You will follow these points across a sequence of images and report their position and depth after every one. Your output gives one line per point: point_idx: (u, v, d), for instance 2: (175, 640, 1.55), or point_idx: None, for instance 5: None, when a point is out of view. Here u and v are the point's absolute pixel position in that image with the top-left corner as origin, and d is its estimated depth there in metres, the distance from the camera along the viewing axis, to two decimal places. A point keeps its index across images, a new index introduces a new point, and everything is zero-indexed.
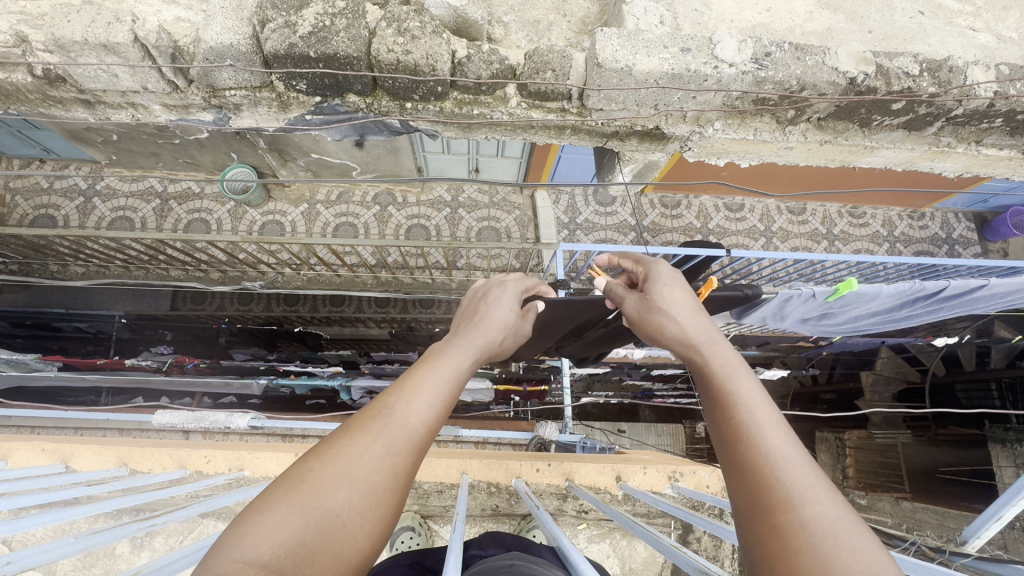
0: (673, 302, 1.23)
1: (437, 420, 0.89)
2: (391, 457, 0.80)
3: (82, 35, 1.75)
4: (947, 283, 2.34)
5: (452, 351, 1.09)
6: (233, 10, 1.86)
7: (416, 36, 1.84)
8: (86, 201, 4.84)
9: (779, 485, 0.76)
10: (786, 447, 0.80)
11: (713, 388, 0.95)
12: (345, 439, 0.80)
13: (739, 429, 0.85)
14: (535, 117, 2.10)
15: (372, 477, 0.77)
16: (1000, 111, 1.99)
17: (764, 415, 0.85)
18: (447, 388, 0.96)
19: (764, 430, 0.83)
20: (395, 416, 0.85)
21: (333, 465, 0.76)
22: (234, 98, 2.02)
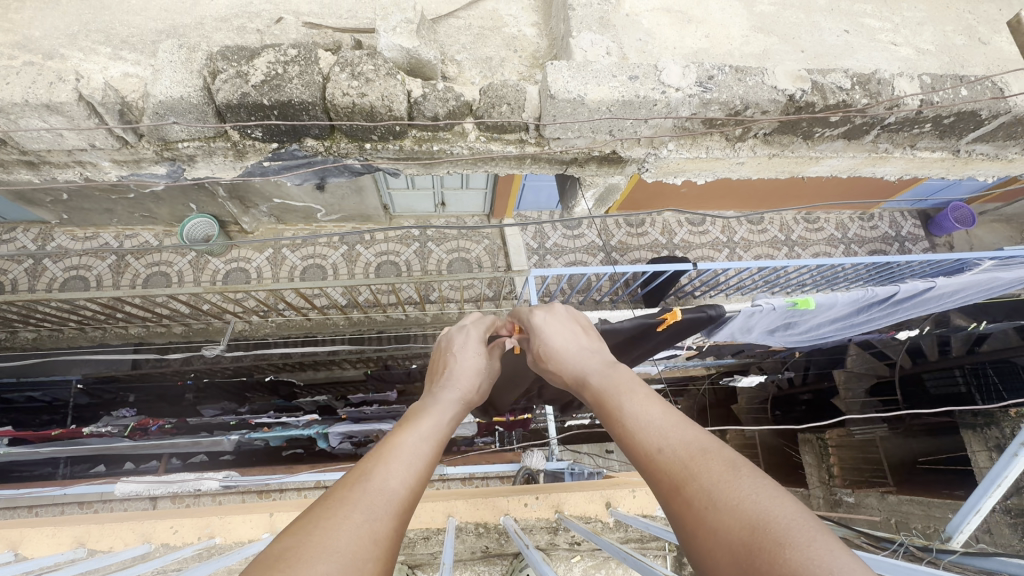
0: (565, 347, 1.36)
1: (415, 482, 0.90)
2: (370, 523, 0.78)
3: (23, 96, 1.70)
4: (899, 288, 2.42)
5: (430, 410, 1.14)
6: (182, 63, 1.82)
7: (371, 79, 1.86)
8: (35, 263, 4.65)
9: (668, 474, 0.80)
10: (662, 441, 0.86)
11: (606, 412, 1.03)
12: (323, 511, 0.77)
13: (628, 439, 0.91)
14: (495, 150, 2.14)
15: (354, 538, 0.74)
16: (928, 117, 2.11)
17: (640, 419, 0.93)
18: (424, 449, 1.00)
19: (643, 433, 0.90)
20: (373, 482, 0.85)
21: (312, 535, 0.72)
22: (188, 150, 1.99)
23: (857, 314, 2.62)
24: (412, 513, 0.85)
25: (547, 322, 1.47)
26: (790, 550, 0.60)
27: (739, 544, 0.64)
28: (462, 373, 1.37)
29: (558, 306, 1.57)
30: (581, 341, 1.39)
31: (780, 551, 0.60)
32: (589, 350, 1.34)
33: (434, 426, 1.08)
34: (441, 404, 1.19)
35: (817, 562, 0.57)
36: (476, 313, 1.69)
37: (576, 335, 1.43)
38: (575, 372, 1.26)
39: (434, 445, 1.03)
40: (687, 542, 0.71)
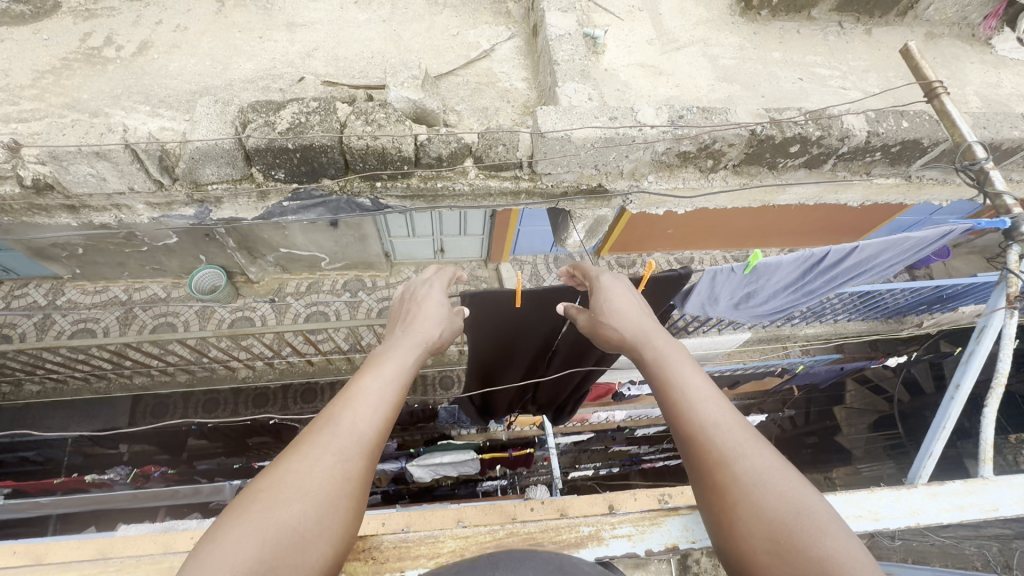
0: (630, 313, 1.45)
1: (383, 421, 0.99)
2: (341, 463, 0.89)
3: (76, 145, 1.93)
4: (834, 248, 2.48)
5: (393, 353, 1.20)
6: (217, 115, 2.08)
7: (383, 125, 2.11)
8: (45, 317, 4.77)
9: (716, 447, 0.90)
10: (718, 416, 0.95)
11: (656, 375, 1.12)
12: (292, 454, 0.89)
13: (677, 403, 1.00)
14: (493, 186, 2.37)
15: (325, 482, 0.86)
16: (877, 147, 2.37)
17: (697, 390, 1.01)
18: (392, 389, 1.08)
19: (696, 404, 0.98)
20: (342, 425, 0.94)
21: (284, 481, 0.84)
22: (216, 192, 2.22)
23: (805, 279, 2.69)
24: (381, 448, 0.95)
25: (608, 288, 1.62)
26: (828, 538, 0.76)
27: (779, 523, 0.78)
28: (427, 319, 1.47)
29: (625, 278, 1.69)
30: (630, 303, 1.52)
31: (820, 538, 0.76)
32: (638, 312, 1.45)
33: (399, 368, 1.14)
34: (404, 347, 1.25)
35: (851, 553, 0.74)
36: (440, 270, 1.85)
37: (627, 297, 1.55)
38: (635, 333, 1.33)
39: (404, 382, 1.12)
40: (722, 508, 0.86)
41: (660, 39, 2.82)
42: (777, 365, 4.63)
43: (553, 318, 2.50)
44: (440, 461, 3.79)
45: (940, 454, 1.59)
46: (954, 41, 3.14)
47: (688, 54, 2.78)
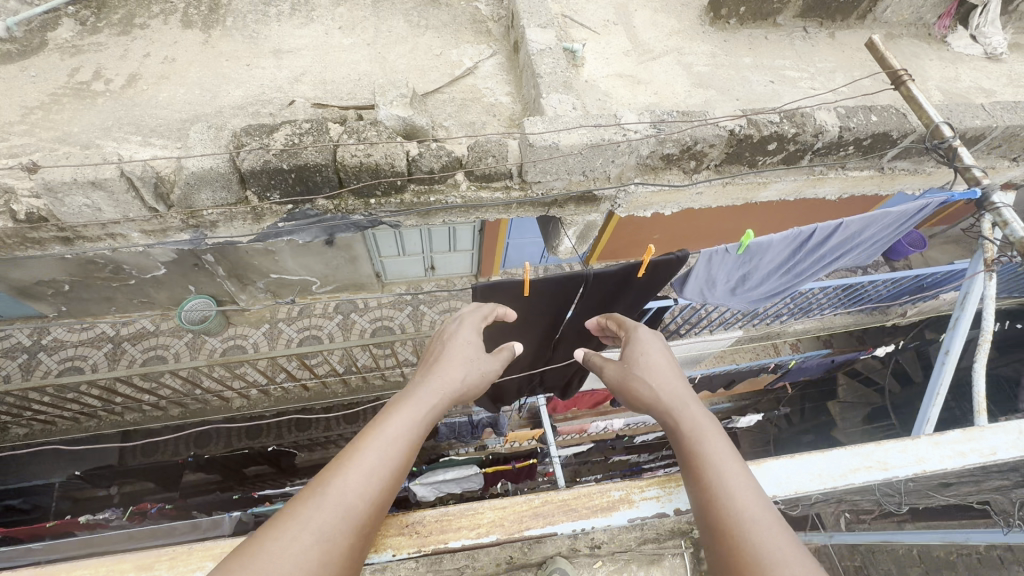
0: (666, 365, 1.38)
1: (376, 499, 0.98)
2: (319, 546, 0.89)
3: (71, 175, 1.94)
4: (822, 225, 2.57)
5: (410, 404, 1.19)
6: (211, 140, 2.16)
7: (375, 142, 2.17)
8: (31, 358, 4.66)
9: (752, 549, 0.85)
10: (757, 512, 0.91)
11: (688, 450, 1.08)
12: (275, 530, 0.88)
13: (713, 492, 0.97)
14: (484, 197, 2.43)
15: (301, 564, 0.85)
16: (850, 141, 2.48)
17: (734, 480, 0.98)
18: (395, 452, 1.06)
19: (733, 495, 0.95)
20: (333, 495, 0.95)
21: (260, 559, 0.84)
22: (211, 216, 2.25)
23: (794, 258, 2.77)
24: (365, 527, 0.95)
25: (646, 335, 1.54)
26: None
27: None
28: (451, 360, 1.45)
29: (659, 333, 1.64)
30: (667, 354, 1.43)
31: None
32: (673, 366, 1.36)
33: (409, 432, 1.11)
34: (425, 399, 1.23)
35: None
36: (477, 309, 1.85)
37: (665, 348, 1.45)
38: (675, 392, 1.24)
39: (409, 445, 1.09)
40: None
41: (636, 49, 2.93)
42: (770, 362, 4.71)
43: (555, 305, 2.56)
44: (444, 478, 3.73)
45: (938, 419, 1.65)
46: (912, 40, 3.31)
47: (664, 63, 2.89)
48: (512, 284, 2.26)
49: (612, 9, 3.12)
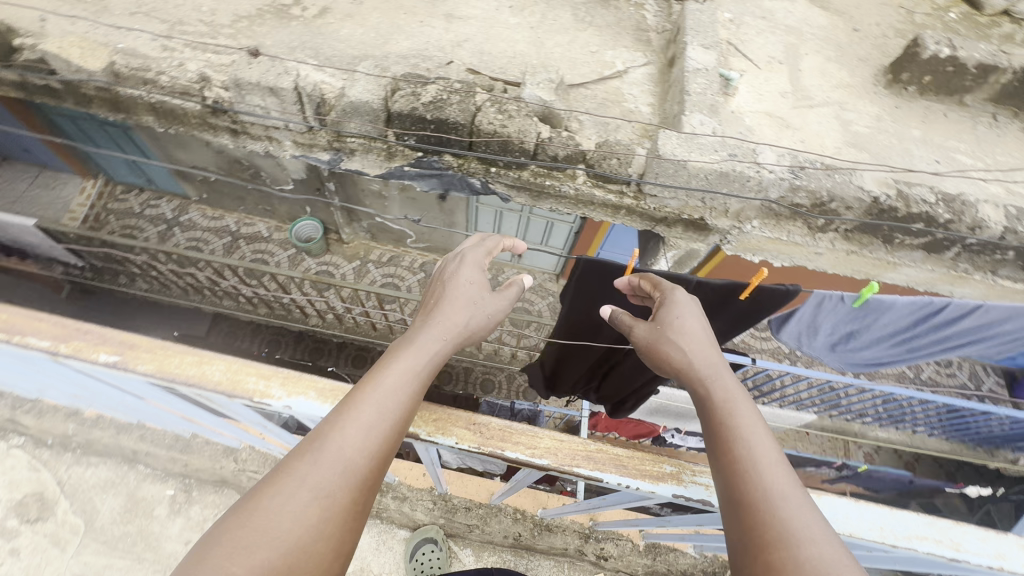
0: (695, 335, 1.49)
1: (373, 450, 1.11)
2: (319, 498, 1.01)
3: (257, 79, 2.31)
4: (956, 300, 2.34)
5: (401, 361, 1.30)
6: (373, 79, 2.37)
7: (513, 115, 2.31)
8: (167, 228, 5.37)
9: (773, 523, 0.97)
10: (780, 486, 1.03)
11: (717, 426, 1.21)
12: (275, 487, 1.01)
13: (739, 465, 1.09)
14: (597, 195, 2.45)
15: (306, 519, 0.98)
16: (1010, 245, 2.24)
17: (761, 455, 1.10)
18: (390, 408, 1.18)
19: (760, 469, 1.07)
20: (330, 447, 1.08)
21: (265, 511, 0.97)
22: (353, 143, 2.48)
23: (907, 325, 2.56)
24: (364, 473, 1.08)
25: (675, 298, 1.65)
26: None
27: None
28: (450, 308, 1.53)
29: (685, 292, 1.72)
30: (696, 319, 1.56)
31: None
32: (705, 339, 1.48)
33: (402, 389, 1.23)
34: (419, 355, 1.34)
35: None
36: (482, 239, 1.83)
37: (692, 313, 1.58)
38: (706, 370, 1.37)
39: (403, 400, 1.22)
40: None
41: (794, 94, 2.81)
42: (836, 459, 4.33)
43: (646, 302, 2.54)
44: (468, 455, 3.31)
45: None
46: None
47: (821, 113, 2.75)
48: (612, 264, 2.28)
49: (781, 48, 3.00)
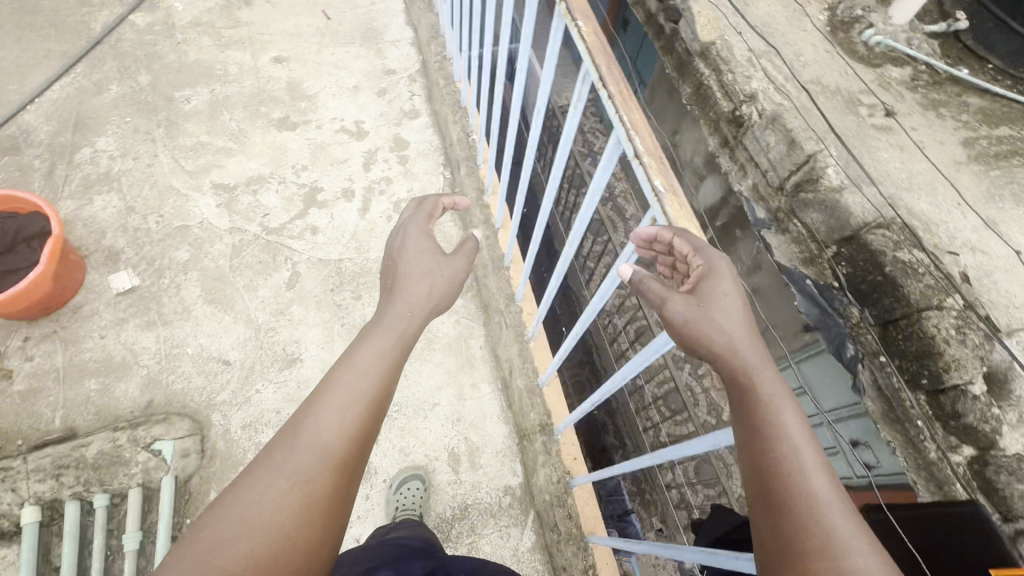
0: (728, 312, 0.99)
1: (346, 431, 1.10)
2: (289, 491, 1.00)
3: (794, 127, 2.50)
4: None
5: (370, 343, 1.23)
6: (877, 204, 2.35)
7: (965, 344, 2.00)
8: None
9: (816, 538, 0.81)
10: (828, 492, 0.85)
11: (749, 429, 0.92)
12: (245, 482, 1.01)
13: (780, 471, 0.87)
14: (957, 489, 1.98)
15: (285, 507, 0.99)
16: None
17: (808, 459, 0.88)
18: (363, 386, 1.16)
19: (810, 475, 0.86)
20: (300, 433, 1.07)
21: (240, 509, 0.97)
22: (793, 228, 2.49)
23: None
24: (337, 454, 1.07)
25: (719, 264, 1.01)
26: None
27: None
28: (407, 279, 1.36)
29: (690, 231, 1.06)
30: (736, 289, 1.01)
31: None
32: (739, 318, 0.99)
33: (373, 367, 1.19)
34: (383, 335, 1.25)
35: None
36: (423, 210, 1.48)
37: (733, 282, 1.01)
38: (734, 361, 0.97)
39: (376, 378, 1.18)
40: None
41: None
42: None
43: None
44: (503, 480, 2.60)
45: None
46: None
47: None
48: None
49: None
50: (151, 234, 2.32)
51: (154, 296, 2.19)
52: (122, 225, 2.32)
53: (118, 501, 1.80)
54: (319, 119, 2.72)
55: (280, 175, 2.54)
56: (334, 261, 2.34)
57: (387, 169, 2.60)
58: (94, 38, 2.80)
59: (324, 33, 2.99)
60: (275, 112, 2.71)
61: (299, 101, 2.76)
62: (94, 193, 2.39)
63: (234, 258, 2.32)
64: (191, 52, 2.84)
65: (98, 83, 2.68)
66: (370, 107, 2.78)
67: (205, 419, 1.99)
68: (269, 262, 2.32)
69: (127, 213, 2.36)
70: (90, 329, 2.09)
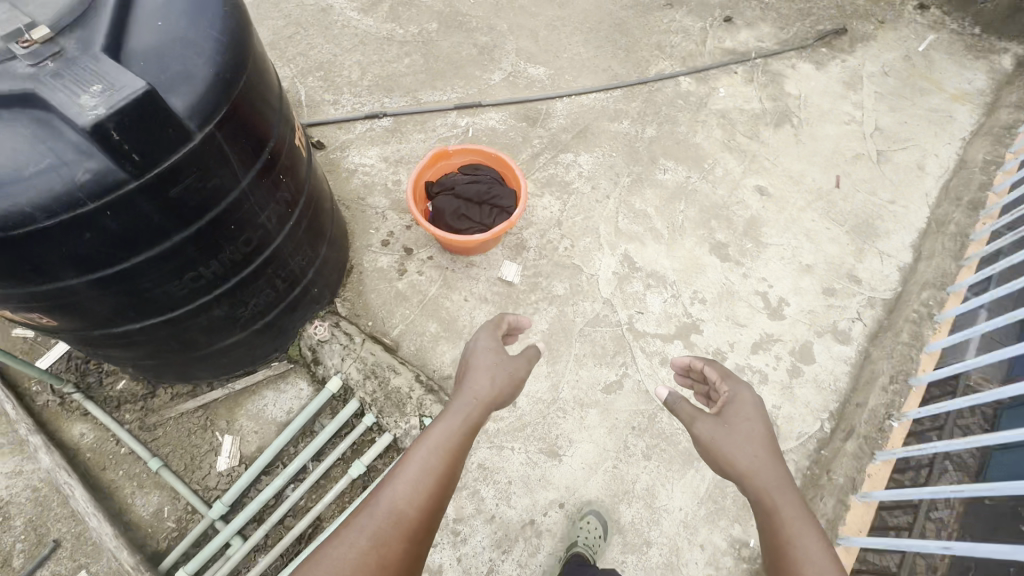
0: (748, 434, 1.40)
1: (417, 499, 1.34)
2: (368, 549, 1.25)
3: None
4: None
5: (446, 419, 1.50)
6: None
7: None
8: None
9: None
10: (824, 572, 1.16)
11: (765, 519, 1.30)
12: (336, 538, 1.27)
13: (783, 550, 1.23)
14: None
15: (363, 560, 1.23)
16: None
17: (806, 544, 1.21)
18: (433, 461, 1.40)
19: (809, 561, 1.18)
20: (379, 503, 1.32)
21: (326, 561, 1.22)
22: None
23: None
24: (407, 521, 1.31)
25: (737, 395, 1.49)
26: None
27: None
28: (474, 375, 1.62)
29: (733, 375, 1.58)
30: (755, 411, 1.45)
31: None
32: (759, 437, 1.40)
33: (443, 437, 1.45)
34: (454, 412, 1.52)
35: None
36: (490, 328, 1.80)
37: (752, 406, 1.47)
38: (748, 470, 1.35)
39: (445, 454, 1.43)
40: None
41: None
42: None
43: None
44: None
45: None
46: None
47: None
48: None
49: None
50: (553, 254, 2.47)
51: (517, 301, 2.35)
52: (544, 229, 2.53)
53: (375, 429, 2.03)
54: (752, 268, 2.49)
55: (678, 289, 2.41)
56: (656, 404, 2.14)
57: (771, 367, 2.25)
58: (645, 78, 3.08)
59: (821, 197, 2.71)
60: (720, 234, 2.57)
61: (748, 239, 2.57)
62: (547, 191, 2.66)
63: (588, 325, 2.31)
64: (699, 135, 2.90)
65: (618, 113, 2.95)
66: (806, 296, 2.42)
67: None
68: (609, 353, 2.24)
69: (553, 224, 2.55)
70: (463, 288, 2.35)
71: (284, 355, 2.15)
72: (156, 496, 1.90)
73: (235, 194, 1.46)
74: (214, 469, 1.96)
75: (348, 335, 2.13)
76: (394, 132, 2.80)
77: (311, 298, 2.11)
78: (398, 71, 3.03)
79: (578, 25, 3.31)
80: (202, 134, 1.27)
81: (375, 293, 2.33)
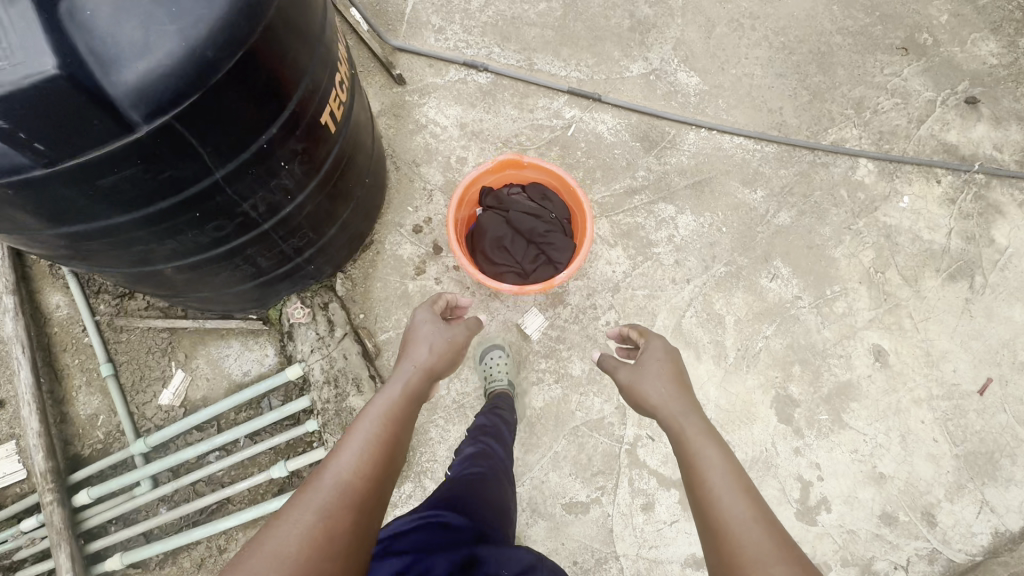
0: (658, 371, 1.29)
1: (370, 461, 1.00)
2: (324, 518, 0.88)
3: None
4: None
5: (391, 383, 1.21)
6: None
7: None
8: None
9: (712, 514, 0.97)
10: (720, 486, 1.01)
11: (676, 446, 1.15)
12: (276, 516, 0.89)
13: (688, 471, 1.08)
14: None
15: (316, 533, 0.86)
16: None
17: (707, 458, 1.06)
18: (378, 422, 1.09)
19: (709, 473, 1.03)
20: (322, 472, 0.96)
21: (269, 533, 0.85)
22: None
23: None
24: (365, 488, 0.96)
25: (653, 343, 1.40)
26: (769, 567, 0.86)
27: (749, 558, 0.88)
28: (414, 345, 1.35)
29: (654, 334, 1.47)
30: (667, 354, 1.35)
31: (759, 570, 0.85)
32: (669, 372, 1.29)
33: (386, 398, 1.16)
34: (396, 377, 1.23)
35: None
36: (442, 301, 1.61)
37: (665, 350, 1.36)
38: (658, 401, 1.24)
39: (392, 416, 1.13)
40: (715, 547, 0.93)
41: None
42: None
43: None
44: None
45: None
46: None
47: None
48: None
49: None
50: (589, 324, 2.06)
51: (524, 361, 2.01)
52: (594, 290, 2.10)
53: (312, 437, 1.89)
54: (810, 446, 1.99)
55: None
56: (613, 550, 1.86)
57: None
58: (815, 144, 2.35)
59: (950, 397, 2.07)
60: (795, 387, 2.05)
61: (827, 408, 2.04)
62: (622, 243, 2.18)
63: (586, 426, 1.96)
64: (842, 249, 2.23)
65: (758, 177, 2.30)
66: (855, 511, 1.94)
67: (403, 479, 1.88)
68: (593, 469, 1.92)
69: (607, 288, 2.11)
70: None
71: (263, 314, 1.97)
72: (100, 400, 1.90)
73: (206, 184, 1.14)
74: (156, 399, 1.91)
75: (329, 325, 1.95)
76: (486, 96, 2.32)
77: (307, 273, 1.86)
78: (525, 16, 2.45)
79: (770, 34, 2.51)
80: (150, 127, 0.96)
81: (381, 284, 2.06)
